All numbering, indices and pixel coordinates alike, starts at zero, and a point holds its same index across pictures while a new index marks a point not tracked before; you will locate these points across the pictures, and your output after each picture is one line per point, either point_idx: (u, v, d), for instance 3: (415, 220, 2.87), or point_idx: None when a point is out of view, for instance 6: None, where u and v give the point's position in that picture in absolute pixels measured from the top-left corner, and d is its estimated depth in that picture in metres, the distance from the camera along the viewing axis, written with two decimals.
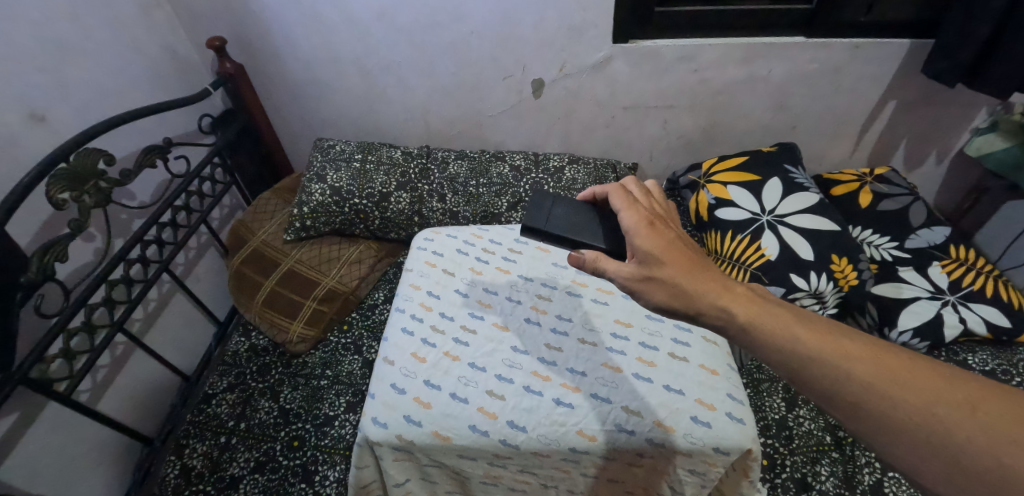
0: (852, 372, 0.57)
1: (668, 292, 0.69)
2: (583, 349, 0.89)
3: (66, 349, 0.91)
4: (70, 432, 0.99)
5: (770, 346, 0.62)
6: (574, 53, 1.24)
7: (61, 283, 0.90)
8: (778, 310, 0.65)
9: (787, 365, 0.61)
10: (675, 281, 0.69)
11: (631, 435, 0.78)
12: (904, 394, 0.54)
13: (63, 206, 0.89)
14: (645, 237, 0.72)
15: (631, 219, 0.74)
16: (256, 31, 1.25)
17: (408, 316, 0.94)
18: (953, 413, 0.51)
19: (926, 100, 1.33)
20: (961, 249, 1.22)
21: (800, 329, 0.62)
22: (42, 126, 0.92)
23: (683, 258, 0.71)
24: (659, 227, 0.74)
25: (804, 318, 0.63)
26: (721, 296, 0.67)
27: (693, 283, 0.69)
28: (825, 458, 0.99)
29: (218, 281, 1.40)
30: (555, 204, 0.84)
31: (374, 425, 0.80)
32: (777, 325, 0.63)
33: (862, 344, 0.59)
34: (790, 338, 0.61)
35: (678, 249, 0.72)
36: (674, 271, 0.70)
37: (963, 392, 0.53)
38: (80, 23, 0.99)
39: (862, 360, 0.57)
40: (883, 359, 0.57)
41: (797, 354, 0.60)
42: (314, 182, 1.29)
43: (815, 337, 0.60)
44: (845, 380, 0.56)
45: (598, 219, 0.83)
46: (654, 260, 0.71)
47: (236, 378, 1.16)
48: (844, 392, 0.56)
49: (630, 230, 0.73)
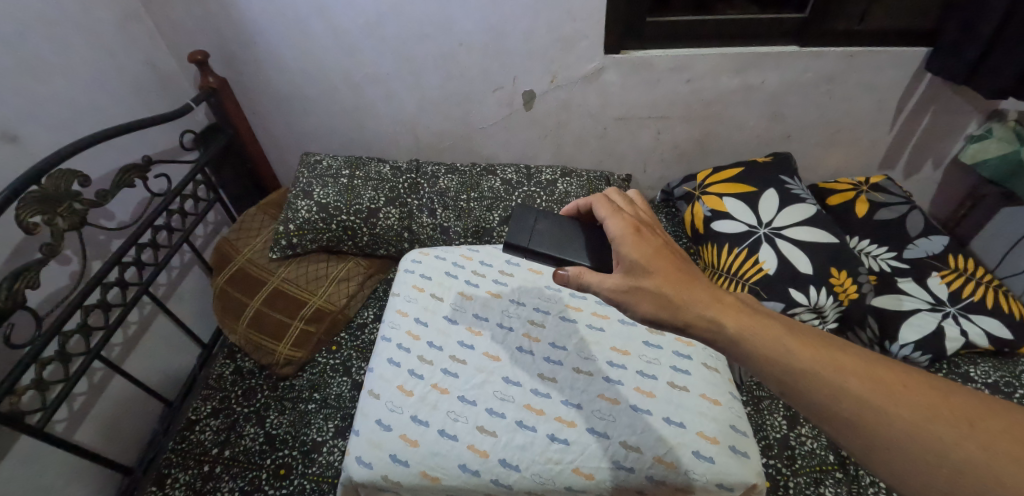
0: (846, 388, 0.53)
1: (655, 303, 0.66)
2: (578, 379, 0.86)
3: (38, 379, 0.86)
4: (45, 465, 0.94)
5: (760, 360, 0.59)
6: (565, 64, 1.22)
7: (31, 310, 0.85)
8: (768, 322, 0.62)
9: (778, 379, 0.57)
10: (663, 292, 0.66)
11: (630, 472, 0.75)
12: (898, 409, 0.51)
13: (35, 230, 0.84)
14: (632, 244, 0.69)
15: (617, 226, 0.71)
16: (240, 45, 1.22)
17: (394, 346, 0.90)
18: (949, 431, 0.49)
19: (923, 108, 1.31)
20: (960, 259, 1.21)
21: (791, 341, 0.59)
22: (13, 147, 0.88)
23: (671, 267, 0.68)
24: (646, 234, 0.71)
25: (795, 330, 0.61)
26: (711, 307, 0.64)
27: (681, 295, 0.66)
28: (828, 479, 0.96)
29: (202, 301, 1.36)
30: (538, 219, 0.81)
31: (359, 465, 0.77)
32: (766, 338, 0.60)
33: (854, 355, 0.56)
34: (780, 350, 0.58)
35: (665, 257, 0.69)
36: (662, 281, 0.66)
37: (959, 408, 0.50)
38: (54, 39, 0.96)
39: (855, 374, 0.54)
40: (877, 372, 0.54)
41: (789, 367, 0.57)
42: (300, 198, 1.26)
43: (806, 349, 0.58)
44: (838, 395, 0.53)
45: (582, 232, 0.80)
46: (640, 270, 0.68)
47: (220, 403, 1.12)
48: (837, 408, 0.53)
49: (616, 238, 0.71)
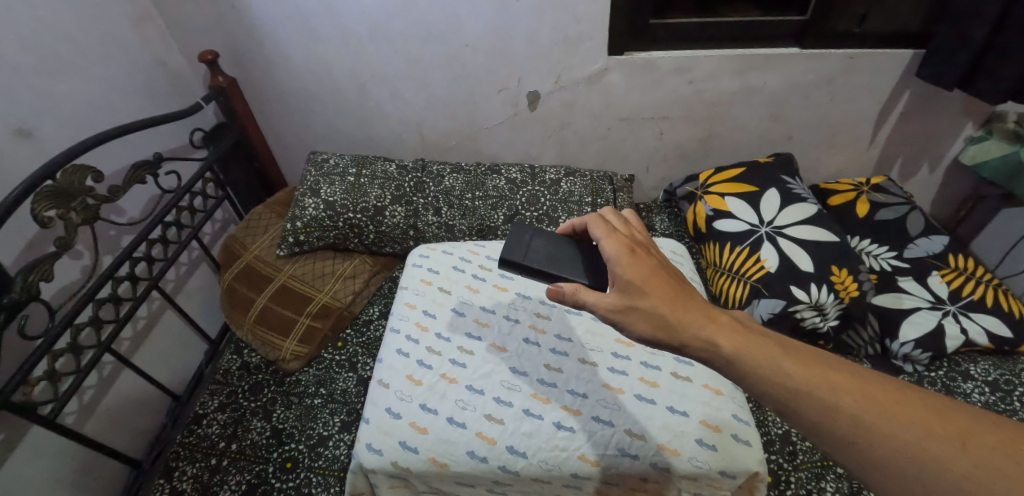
0: (840, 406, 0.54)
1: (651, 324, 0.66)
2: (583, 370, 0.87)
3: (52, 370, 0.87)
4: (56, 457, 0.96)
5: (757, 379, 0.59)
6: (570, 65, 1.24)
7: (46, 303, 0.86)
8: (763, 341, 0.62)
9: (775, 399, 0.57)
10: (658, 312, 0.66)
11: (635, 459, 0.77)
12: (891, 427, 0.52)
13: (49, 223, 0.86)
14: (627, 265, 0.70)
15: (612, 247, 0.72)
16: (250, 45, 1.24)
17: (403, 337, 0.92)
18: (944, 449, 0.49)
19: (921, 109, 1.33)
20: (960, 258, 1.22)
21: (786, 359, 0.59)
22: (28, 142, 0.90)
23: (665, 287, 0.68)
24: (640, 255, 0.72)
25: (790, 349, 0.60)
26: (706, 326, 0.64)
27: (677, 315, 0.66)
28: (830, 474, 0.97)
29: (210, 297, 1.38)
30: (534, 237, 0.83)
31: (369, 452, 0.78)
32: (762, 357, 0.60)
33: (847, 374, 0.57)
34: (775, 369, 0.58)
35: (660, 279, 0.69)
36: (657, 301, 0.67)
37: (950, 424, 0.51)
38: (67, 38, 0.98)
39: (848, 392, 0.55)
40: (870, 391, 0.55)
41: (785, 388, 0.57)
42: (307, 196, 1.27)
43: (802, 369, 0.58)
44: (834, 414, 0.54)
45: (579, 251, 0.81)
46: (637, 290, 0.68)
47: (228, 398, 1.13)
48: (833, 426, 0.54)
49: (611, 259, 0.71)
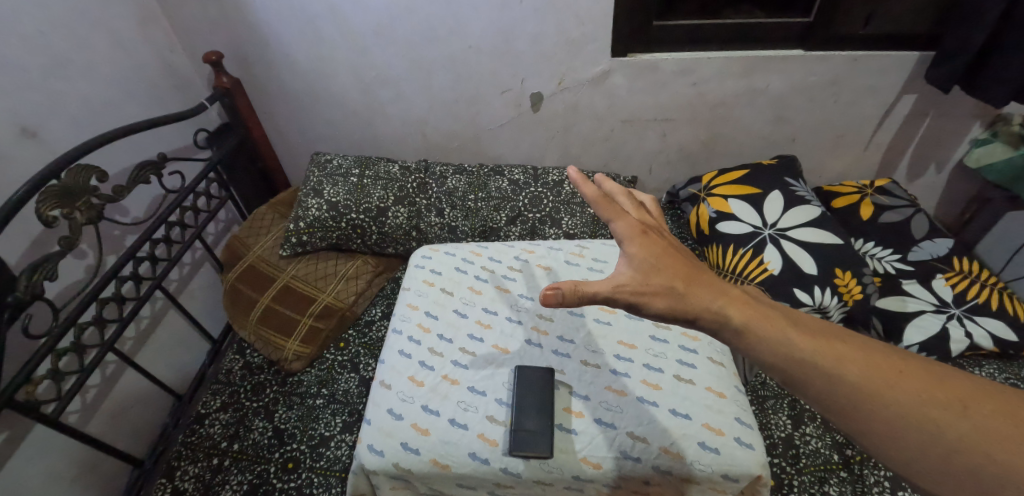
0: (845, 376, 0.52)
1: (666, 299, 0.63)
2: (586, 372, 0.87)
3: (55, 369, 0.87)
4: (58, 454, 0.96)
5: (763, 350, 0.57)
6: (573, 67, 1.24)
7: (50, 301, 0.87)
8: (771, 313, 0.59)
9: (782, 369, 0.55)
10: (673, 288, 0.63)
11: (637, 462, 0.77)
12: (894, 394, 0.50)
13: (53, 222, 0.86)
14: (640, 245, 0.66)
15: (623, 228, 0.67)
16: (254, 46, 1.24)
17: (405, 338, 0.92)
18: (944, 413, 0.48)
19: (925, 112, 1.33)
20: (965, 261, 1.21)
21: (793, 330, 0.57)
22: (34, 142, 0.90)
23: (678, 263, 0.66)
24: (652, 236, 0.68)
25: (797, 320, 0.58)
26: (717, 300, 0.62)
27: (689, 288, 0.63)
28: (832, 478, 0.96)
29: (213, 297, 1.38)
30: None
31: (371, 453, 0.78)
32: (768, 327, 0.58)
33: (855, 345, 0.54)
34: (780, 339, 0.56)
35: (673, 257, 0.66)
36: (672, 277, 0.64)
37: (955, 391, 0.49)
38: (73, 37, 0.98)
39: (855, 361, 0.52)
40: (876, 360, 0.52)
41: (790, 357, 0.55)
42: (310, 197, 1.28)
43: (807, 338, 0.56)
44: (835, 382, 0.52)
45: None
46: (652, 269, 0.64)
47: (230, 397, 1.13)
48: (837, 396, 0.51)
49: (623, 239, 0.66)
